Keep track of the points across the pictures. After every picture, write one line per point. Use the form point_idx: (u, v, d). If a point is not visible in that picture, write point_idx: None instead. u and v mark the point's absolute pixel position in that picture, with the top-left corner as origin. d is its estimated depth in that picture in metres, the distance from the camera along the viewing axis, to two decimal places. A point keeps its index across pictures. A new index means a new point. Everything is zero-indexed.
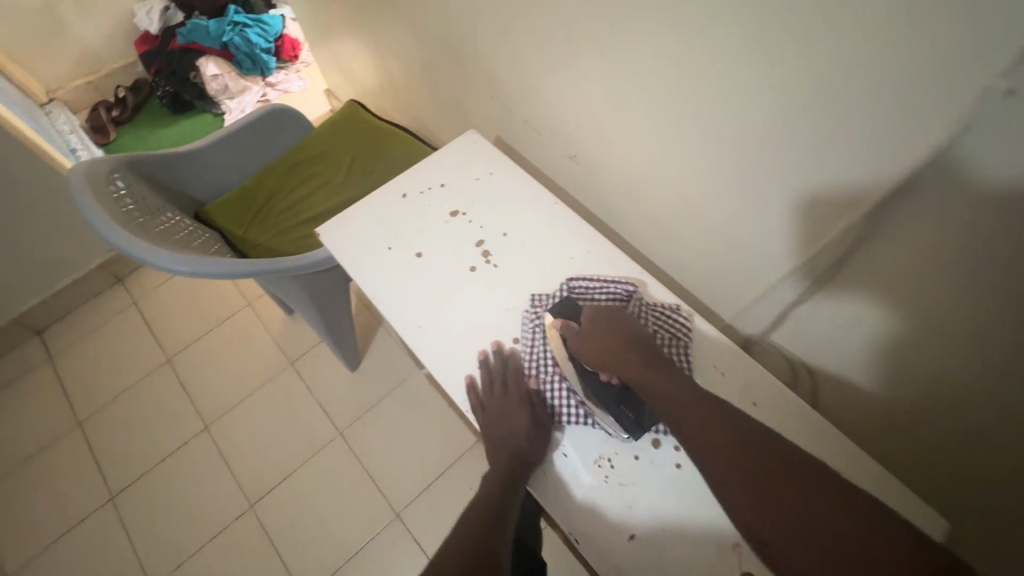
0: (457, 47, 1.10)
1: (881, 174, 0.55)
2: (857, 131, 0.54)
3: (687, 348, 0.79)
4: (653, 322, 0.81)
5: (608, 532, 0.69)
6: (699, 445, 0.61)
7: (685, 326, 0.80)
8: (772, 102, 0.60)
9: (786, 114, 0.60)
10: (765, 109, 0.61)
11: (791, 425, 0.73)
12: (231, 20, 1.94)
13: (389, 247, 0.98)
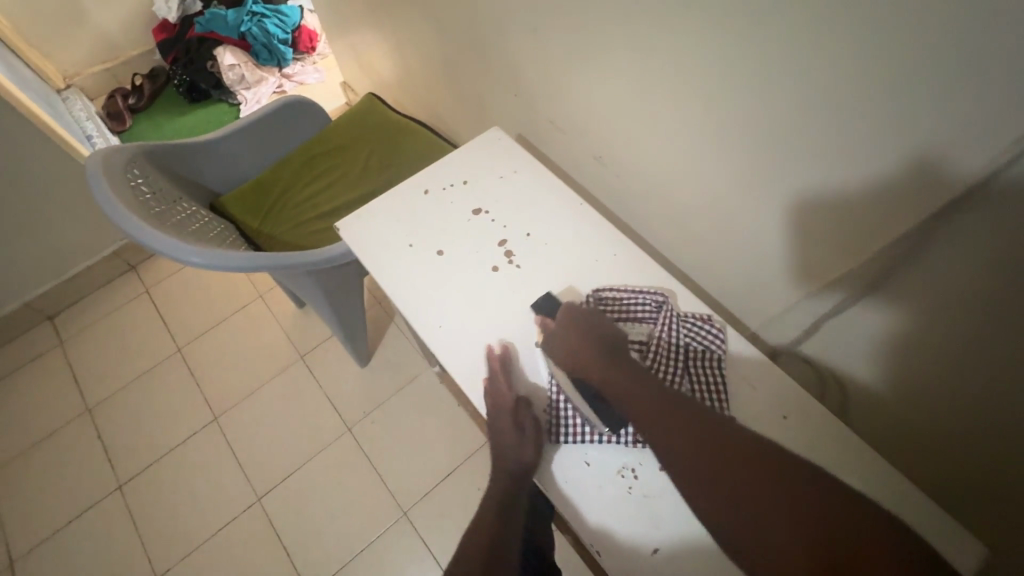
0: (464, 16, 0.98)
1: (985, 143, 0.44)
2: (963, 82, 0.42)
3: (719, 366, 0.62)
4: (680, 336, 0.63)
5: (626, 547, 0.53)
6: (698, 486, 0.49)
7: (720, 339, 0.63)
8: (848, 47, 0.48)
9: (865, 61, 0.47)
10: (840, 52, 0.49)
11: (865, 451, 0.58)
12: (250, 10, 1.92)
13: (410, 245, 0.74)
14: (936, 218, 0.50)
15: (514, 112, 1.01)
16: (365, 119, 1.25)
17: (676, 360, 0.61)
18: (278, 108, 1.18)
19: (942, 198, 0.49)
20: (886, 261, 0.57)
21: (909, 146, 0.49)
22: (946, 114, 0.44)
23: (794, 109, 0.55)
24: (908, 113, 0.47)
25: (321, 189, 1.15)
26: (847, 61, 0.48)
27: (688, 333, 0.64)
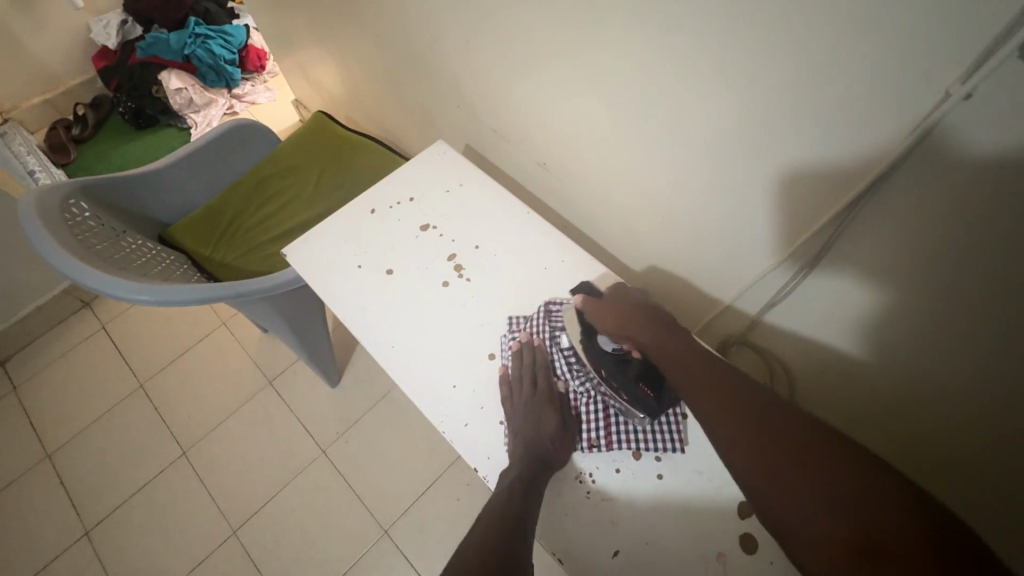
0: (403, 31, 0.98)
1: (889, 133, 0.46)
2: (865, 79, 0.45)
3: None
4: None
5: (588, 546, 0.55)
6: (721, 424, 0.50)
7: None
8: (758, 50, 0.50)
9: (776, 63, 0.49)
10: (752, 55, 0.51)
11: None
12: (192, 32, 1.85)
13: (359, 265, 0.74)
14: (854, 205, 0.53)
15: (460, 124, 1.02)
16: (314, 138, 1.23)
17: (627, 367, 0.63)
18: (224, 132, 1.17)
19: (854, 187, 0.52)
20: (818, 247, 0.60)
21: (826, 142, 0.51)
22: (846, 111, 0.48)
23: (717, 108, 0.57)
24: (812, 113, 0.50)
25: (274, 212, 1.13)
26: (754, 68, 0.51)
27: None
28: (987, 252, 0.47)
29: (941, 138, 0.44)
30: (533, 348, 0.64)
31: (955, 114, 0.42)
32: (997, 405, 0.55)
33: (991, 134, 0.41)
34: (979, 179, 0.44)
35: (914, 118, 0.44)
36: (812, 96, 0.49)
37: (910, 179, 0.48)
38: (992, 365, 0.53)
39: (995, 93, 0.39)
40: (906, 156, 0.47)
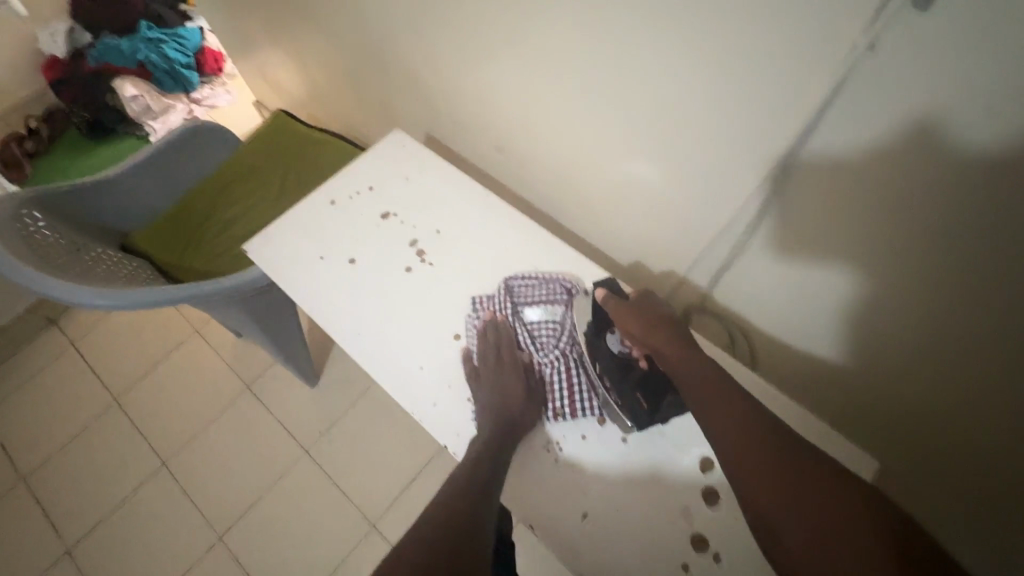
0: (354, 23, 0.98)
1: (808, 94, 0.48)
2: (781, 44, 0.46)
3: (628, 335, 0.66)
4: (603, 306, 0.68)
5: (559, 510, 0.57)
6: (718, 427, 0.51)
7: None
8: (684, 22, 0.51)
9: (701, 33, 0.51)
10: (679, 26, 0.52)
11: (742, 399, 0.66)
12: (144, 37, 1.81)
13: (321, 256, 0.74)
14: (785, 165, 0.55)
15: (418, 114, 1.02)
16: (273, 137, 1.22)
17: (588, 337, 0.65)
18: (178, 134, 1.15)
19: (783, 147, 0.53)
20: (756, 210, 0.61)
21: (754, 108, 0.53)
22: (768, 70, 0.49)
23: (653, 81, 0.59)
24: (739, 80, 0.52)
25: (237, 213, 1.12)
26: (682, 39, 0.53)
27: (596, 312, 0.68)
28: (907, 202, 0.48)
29: (854, 91, 0.45)
30: (502, 323, 0.67)
31: (863, 66, 0.43)
32: (930, 354, 0.57)
33: (898, 84, 0.43)
34: (892, 129, 0.45)
35: (828, 72, 0.45)
36: (736, 63, 0.51)
37: (830, 134, 0.50)
38: (922, 314, 0.55)
39: (896, 42, 0.41)
40: (825, 110, 0.48)
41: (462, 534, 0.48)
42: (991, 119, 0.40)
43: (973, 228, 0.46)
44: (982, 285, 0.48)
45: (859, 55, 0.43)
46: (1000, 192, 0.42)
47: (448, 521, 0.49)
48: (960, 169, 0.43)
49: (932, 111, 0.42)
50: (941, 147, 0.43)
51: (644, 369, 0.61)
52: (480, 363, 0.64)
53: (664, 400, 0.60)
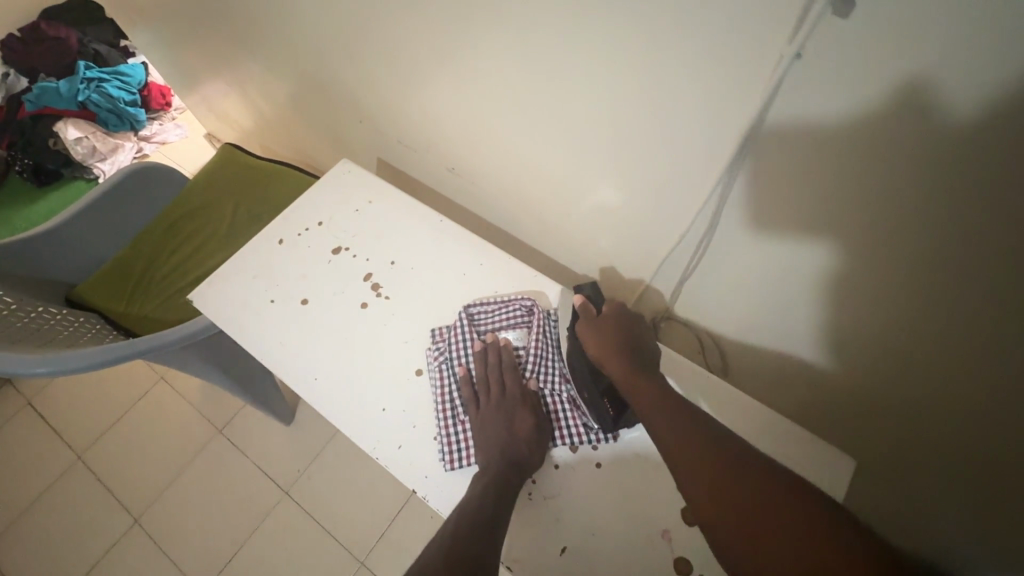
0: (292, 54, 0.95)
1: (742, 106, 0.46)
2: (709, 57, 0.45)
3: None
4: (561, 331, 0.65)
5: (536, 547, 0.54)
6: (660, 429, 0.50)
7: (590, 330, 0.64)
8: (611, 39, 0.49)
9: (629, 49, 0.49)
10: (607, 42, 0.50)
11: (715, 411, 0.64)
12: (84, 77, 1.74)
13: (271, 299, 0.71)
14: (730, 175, 0.53)
15: (369, 139, 0.99)
16: (222, 173, 1.17)
17: (555, 360, 0.63)
18: (123, 180, 1.10)
19: (725, 158, 0.52)
20: (708, 218, 0.60)
21: (692, 122, 0.51)
22: (700, 83, 0.47)
23: (591, 97, 0.57)
24: (673, 94, 0.50)
25: (190, 256, 1.08)
26: (611, 54, 0.51)
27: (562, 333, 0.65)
28: (854, 205, 0.47)
29: (787, 99, 0.44)
30: (496, 347, 0.63)
31: (794, 75, 0.42)
32: (896, 350, 0.57)
33: (829, 92, 0.41)
34: (828, 136, 0.44)
35: (759, 82, 0.43)
36: (668, 78, 0.49)
37: (771, 143, 0.48)
38: (882, 313, 0.54)
39: (821, 52, 0.39)
40: (762, 120, 0.46)
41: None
42: (923, 122, 0.38)
43: (922, 228, 0.44)
44: (937, 282, 0.47)
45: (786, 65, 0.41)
46: (944, 191, 0.41)
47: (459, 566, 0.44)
48: (902, 174, 0.42)
49: (866, 118, 0.41)
50: (879, 153, 0.42)
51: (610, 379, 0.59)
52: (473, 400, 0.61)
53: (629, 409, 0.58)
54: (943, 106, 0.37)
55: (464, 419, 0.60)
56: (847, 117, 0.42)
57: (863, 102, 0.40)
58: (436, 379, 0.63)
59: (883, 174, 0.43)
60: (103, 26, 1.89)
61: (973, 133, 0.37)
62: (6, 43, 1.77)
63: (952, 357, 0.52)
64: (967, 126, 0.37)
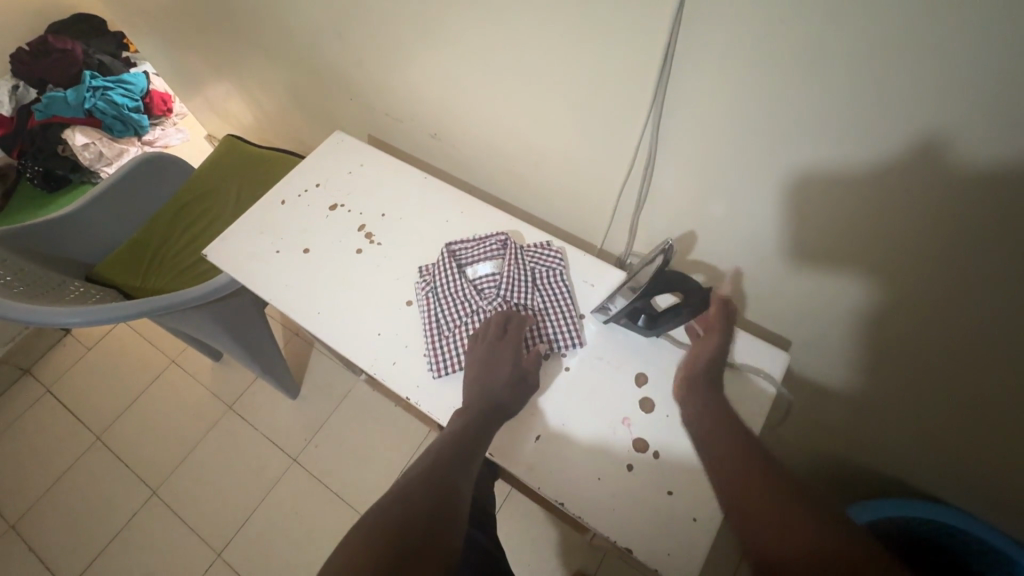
0: (285, 42, 1.04)
1: (656, 42, 0.55)
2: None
3: (565, 281, 0.73)
4: (533, 262, 0.73)
5: (514, 436, 0.64)
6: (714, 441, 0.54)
7: (559, 257, 0.73)
8: None
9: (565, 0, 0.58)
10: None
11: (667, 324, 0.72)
12: (90, 86, 1.84)
13: (277, 249, 0.80)
14: (656, 108, 0.62)
15: (359, 117, 1.08)
16: (226, 160, 1.27)
17: (527, 283, 0.71)
18: (134, 167, 1.20)
19: (651, 91, 0.60)
20: (646, 155, 0.69)
21: (624, 62, 0.60)
22: (624, 23, 0.56)
23: (541, 50, 0.66)
24: (603, 37, 0.59)
25: (198, 235, 1.17)
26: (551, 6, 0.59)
27: (532, 261, 0.74)
28: (756, 123, 0.56)
29: (690, 32, 0.52)
30: (474, 281, 0.72)
31: (691, 5, 0.50)
32: (814, 253, 0.65)
33: (718, 18, 0.49)
34: (725, 62, 0.53)
35: (664, 19, 0.52)
36: (600, 22, 0.57)
37: (684, 72, 0.56)
38: (797, 217, 0.63)
39: None
40: (672, 51, 0.55)
41: (435, 501, 0.51)
42: (791, 38, 0.47)
43: (810, 134, 0.53)
44: (834, 180, 0.56)
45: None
46: (819, 93, 0.49)
47: (431, 489, 0.53)
48: (787, 83, 0.50)
49: (751, 39, 0.49)
50: (766, 66, 0.50)
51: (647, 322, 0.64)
52: (453, 332, 0.69)
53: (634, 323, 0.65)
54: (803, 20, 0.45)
55: (452, 339, 0.69)
56: (736, 42, 0.50)
57: (746, 26, 0.48)
58: (422, 307, 0.72)
59: (774, 90, 0.52)
60: (106, 39, 2.01)
61: (828, 41, 0.45)
62: (15, 56, 1.86)
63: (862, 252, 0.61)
64: (824, 35, 0.45)
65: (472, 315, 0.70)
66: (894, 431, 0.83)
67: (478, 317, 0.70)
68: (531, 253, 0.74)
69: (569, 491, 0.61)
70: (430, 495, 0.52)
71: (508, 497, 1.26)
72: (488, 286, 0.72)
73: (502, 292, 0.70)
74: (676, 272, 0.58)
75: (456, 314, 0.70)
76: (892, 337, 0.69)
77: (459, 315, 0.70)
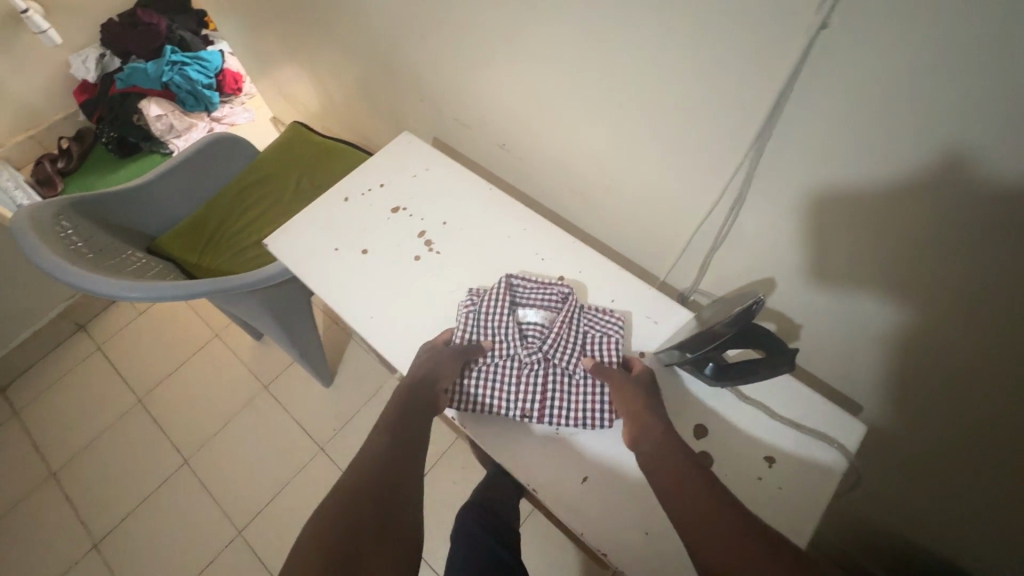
0: (365, 38, 1.04)
1: (772, 80, 0.50)
2: (744, 32, 0.49)
3: (618, 350, 0.66)
4: (589, 323, 0.69)
5: (560, 473, 0.61)
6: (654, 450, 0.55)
7: (618, 324, 0.68)
8: (656, 16, 0.55)
9: (673, 27, 0.54)
10: (651, 19, 0.55)
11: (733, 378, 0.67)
12: (169, 60, 1.90)
13: (336, 247, 0.79)
14: (756, 151, 0.58)
15: (428, 118, 1.08)
16: (290, 146, 1.28)
17: (574, 342, 0.67)
18: (203, 146, 1.23)
19: (754, 129, 0.56)
20: (734, 196, 0.64)
21: (728, 98, 0.56)
22: (738, 48, 0.51)
23: (634, 73, 0.62)
24: (710, 70, 0.55)
25: (256, 218, 1.19)
26: (655, 30, 0.56)
27: (588, 322, 0.69)
28: (868, 182, 0.51)
29: (810, 75, 0.48)
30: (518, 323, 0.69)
31: (820, 47, 0.46)
32: (905, 328, 0.59)
33: (852, 54, 0.44)
34: (844, 113, 0.48)
35: (786, 57, 0.48)
36: (708, 54, 0.53)
37: (796, 114, 0.51)
38: (893, 282, 0.56)
39: (844, 24, 0.43)
40: (787, 92, 0.50)
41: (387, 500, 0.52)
42: (930, 97, 0.42)
43: (931, 204, 0.48)
44: (950, 260, 0.50)
45: (812, 35, 0.45)
46: (949, 157, 0.44)
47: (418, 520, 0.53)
48: (919, 138, 0.45)
49: (882, 91, 0.44)
50: (898, 115, 0.45)
51: (712, 372, 0.61)
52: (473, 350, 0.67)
53: (699, 371, 0.62)
54: (951, 80, 0.40)
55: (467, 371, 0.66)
56: (866, 93, 0.45)
57: (878, 78, 0.44)
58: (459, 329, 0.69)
59: (899, 149, 0.47)
60: (189, 16, 2.08)
61: (977, 107, 0.40)
62: (104, 26, 1.94)
63: (971, 340, 0.54)
64: (973, 99, 0.40)
65: (507, 356, 0.67)
66: (967, 519, 0.76)
67: (512, 363, 0.67)
68: (588, 314, 0.69)
69: (613, 542, 0.57)
70: (390, 484, 0.53)
71: (529, 517, 1.23)
72: (532, 334, 0.69)
73: (545, 345, 0.66)
74: (760, 325, 0.55)
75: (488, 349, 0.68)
76: (984, 428, 0.62)
77: (497, 351, 0.68)
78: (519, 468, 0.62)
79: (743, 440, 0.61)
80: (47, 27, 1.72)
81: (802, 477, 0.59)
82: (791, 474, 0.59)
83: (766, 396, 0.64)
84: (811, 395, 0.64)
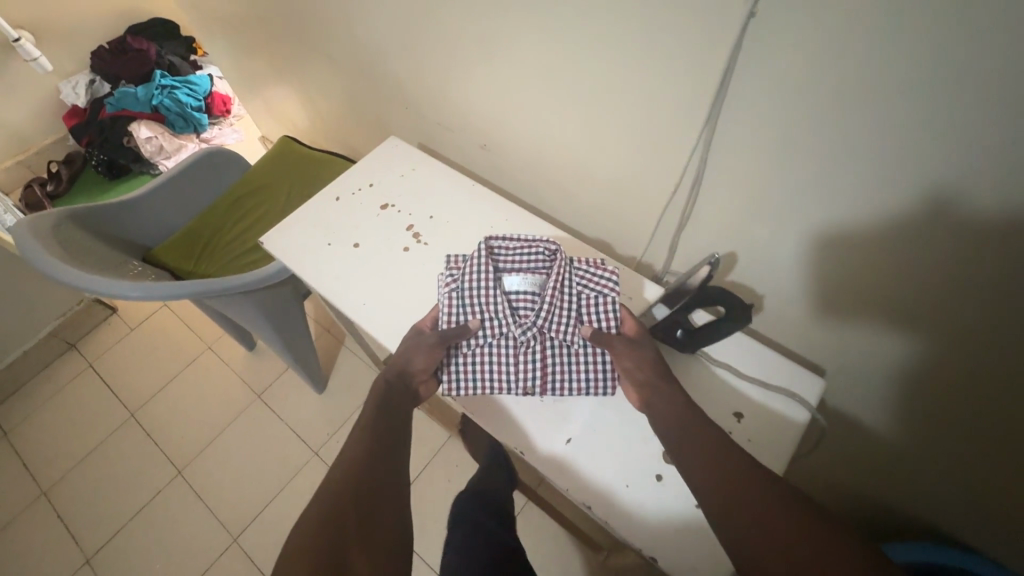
0: (350, 52, 1.10)
1: (714, 68, 0.56)
2: (686, 25, 0.55)
3: (611, 306, 0.71)
4: (576, 283, 0.72)
5: (546, 437, 0.69)
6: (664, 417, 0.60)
7: (611, 283, 0.71)
8: (611, 15, 0.61)
9: (625, 25, 0.60)
10: (607, 19, 0.61)
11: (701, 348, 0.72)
12: (159, 84, 1.95)
13: (329, 242, 0.84)
14: (706, 134, 0.63)
15: (412, 124, 1.14)
16: (280, 159, 1.33)
17: (564, 306, 0.71)
18: (196, 159, 1.27)
19: (703, 113, 0.61)
20: (692, 178, 0.70)
21: (677, 87, 0.61)
22: (685, 39, 0.57)
23: (596, 69, 0.68)
24: (660, 62, 0.60)
25: (248, 227, 1.23)
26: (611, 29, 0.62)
27: (577, 282, 0.72)
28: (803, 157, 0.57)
29: (745, 61, 0.54)
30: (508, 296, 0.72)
31: (751, 34, 0.51)
32: (849, 293, 0.65)
33: (778, 40, 0.50)
34: (776, 94, 0.54)
35: (723, 46, 0.54)
36: (658, 47, 0.59)
37: (737, 98, 0.57)
38: (835, 250, 0.62)
39: (768, 13, 0.49)
40: (727, 77, 0.56)
41: (371, 484, 0.56)
42: (844, 74, 0.48)
43: (857, 174, 0.54)
44: (878, 225, 0.56)
45: (742, 23, 0.50)
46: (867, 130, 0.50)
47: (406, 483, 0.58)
48: (839, 113, 0.50)
49: (806, 71, 0.50)
50: (821, 93, 0.50)
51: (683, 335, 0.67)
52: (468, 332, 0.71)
53: (671, 335, 0.68)
54: (859, 58, 0.46)
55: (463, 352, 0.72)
56: (792, 74, 0.51)
57: (800, 59, 0.50)
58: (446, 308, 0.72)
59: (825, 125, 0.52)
60: (177, 42, 2.13)
61: (883, 82, 0.46)
62: (94, 53, 1.99)
63: (906, 299, 0.60)
64: (879, 75, 0.46)
65: (502, 334, 0.72)
66: None
67: (508, 340, 0.72)
68: (574, 274, 0.72)
69: (595, 495, 0.65)
70: (376, 451, 0.59)
71: (523, 509, 1.26)
72: (522, 304, 0.73)
73: (538, 317, 0.71)
74: (720, 287, 0.60)
75: (481, 330, 0.72)
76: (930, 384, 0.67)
77: (492, 328, 0.72)
78: (509, 435, 0.70)
79: (712, 401, 0.66)
80: (37, 55, 1.77)
81: (767, 430, 0.64)
82: (756, 430, 0.64)
83: (731, 361, 0.69)
84: (772, 360, 0.69)
